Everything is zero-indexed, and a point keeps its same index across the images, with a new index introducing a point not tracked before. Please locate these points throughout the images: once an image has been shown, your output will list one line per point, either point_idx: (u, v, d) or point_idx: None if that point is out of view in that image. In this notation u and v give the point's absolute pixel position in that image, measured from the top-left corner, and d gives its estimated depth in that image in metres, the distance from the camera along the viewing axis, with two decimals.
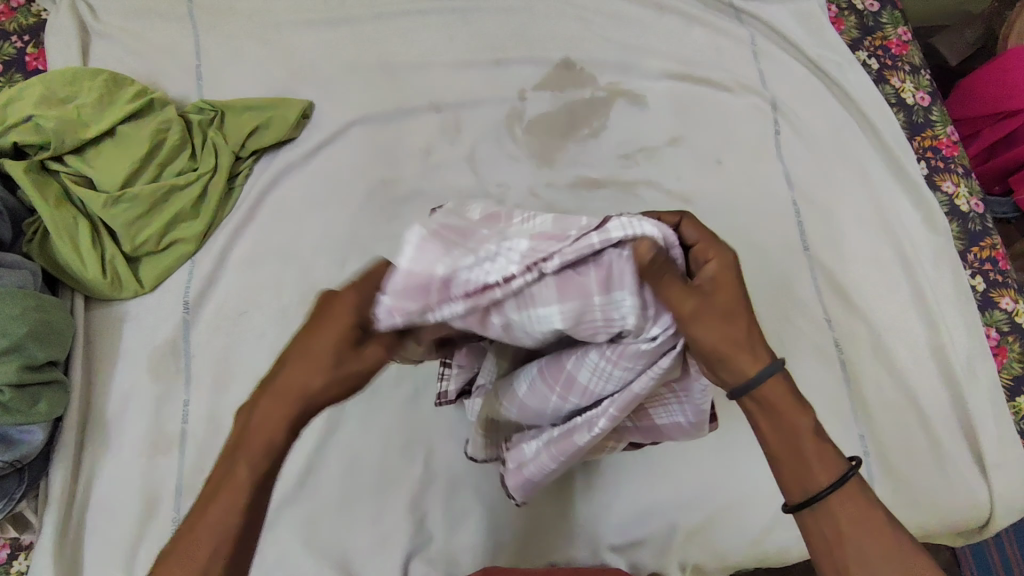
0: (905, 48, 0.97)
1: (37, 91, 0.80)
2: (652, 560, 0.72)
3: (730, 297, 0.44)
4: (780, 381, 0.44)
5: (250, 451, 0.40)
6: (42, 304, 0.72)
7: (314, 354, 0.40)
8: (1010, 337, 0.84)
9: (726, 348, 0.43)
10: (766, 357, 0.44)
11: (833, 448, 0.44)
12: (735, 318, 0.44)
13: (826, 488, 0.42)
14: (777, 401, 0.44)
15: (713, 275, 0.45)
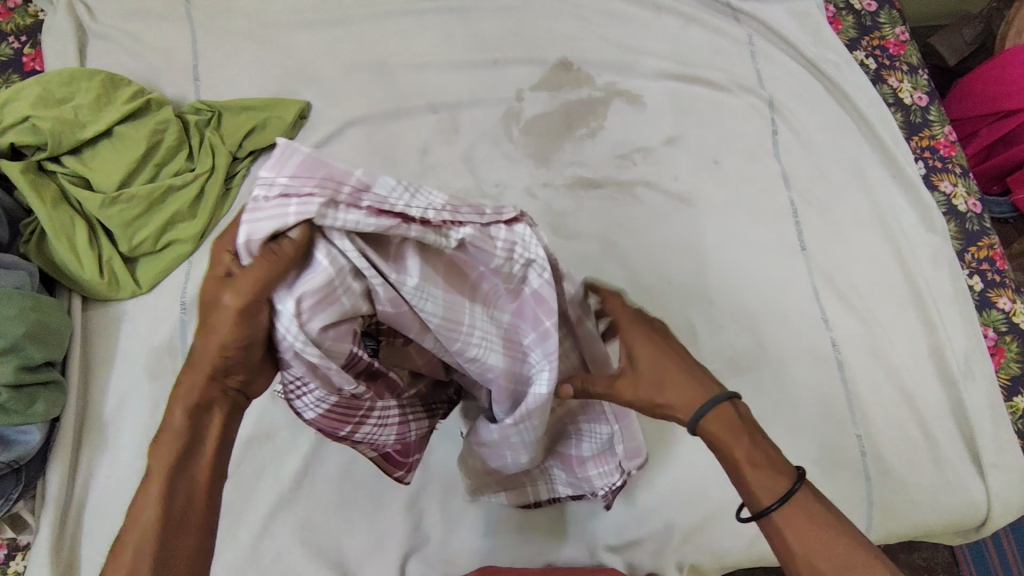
0: (902, 48, 0.97)
1: (35, 92, 0.80)
2: (649, 560, 0.72)
3: (657, 362, 0.51)
4: (719, 416, 0.49)
5: (167, 433, 0.40)
6: (40, 305, 0.72)
7: (216, 326, 0.40)
8: (1007, 337, 0.84)
9: (682, 390, 0.50)
10: (702, 398, 0.50)
11: (777, 468, 0.48)
12: (668, 379, 0.51)
13: (771, 504, 0.47)
14: (721, 433, 0.49)
15: (633, 348, 0.52)
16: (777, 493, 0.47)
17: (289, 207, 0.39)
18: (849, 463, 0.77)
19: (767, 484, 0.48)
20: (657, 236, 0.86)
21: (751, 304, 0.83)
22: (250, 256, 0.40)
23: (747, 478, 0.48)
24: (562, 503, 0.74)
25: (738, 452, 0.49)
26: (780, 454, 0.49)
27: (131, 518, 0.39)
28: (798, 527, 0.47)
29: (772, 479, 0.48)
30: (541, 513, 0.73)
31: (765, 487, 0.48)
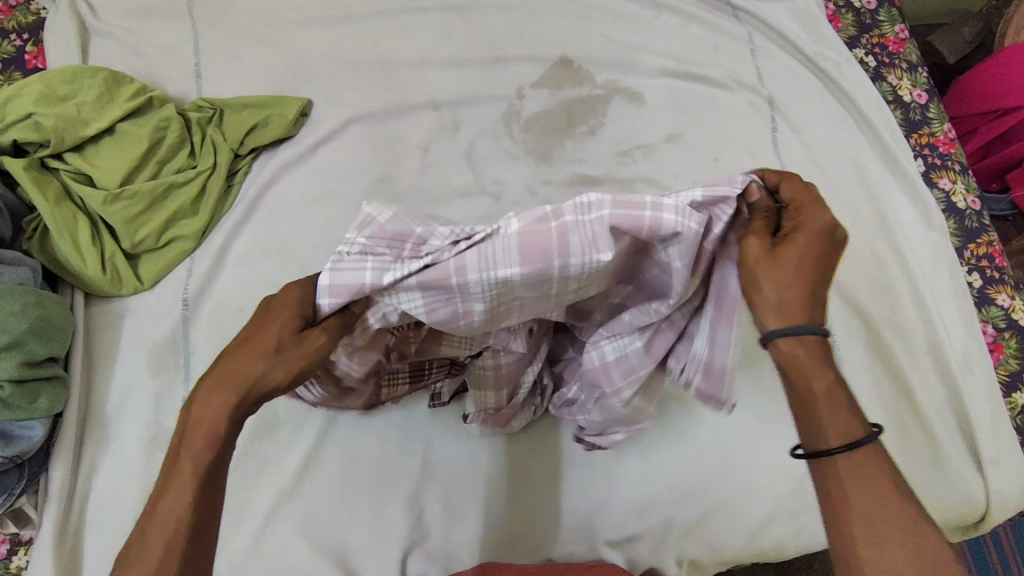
0: (902, 46, 0.97)
1: (37, 89, 0.80)
2: (649, 555, 0.73)
3: (805, 255, 0.48)
4: (812, 343, 0.48)
5: (195, 442, 0.45)
6: (42, 300, 0.73)
7: (258, 341, 0.48)
8: (1006, 334, 0.85)
9: (795, 309, 0.48)
10: (811, 319, 0.48)
11: (851, 412, 0.47)
12: (795, 274, 0.48)
13: (837, 447, 0.46)
14: (802, 362, 0.48)
15: (802, 230, 0.49)
16: (843, 437, 0.46)
17: (364, 263, 0.48)
18: None
19: (838, 425, 0.47)
20: None
21: None
22: (330, 301, 0.49)
23: (818, 409, 0.47)
24: (562, 499, 0.74)
25: (818, 384, 0.47)
26: (856, 406, 0.48)
27: (161, 509, 0.44)
28: (857, 475, 0.46)
29: (843, 422, 0.47)
30: (543, 507, 0.74)
31: (835, 425, 0.47)
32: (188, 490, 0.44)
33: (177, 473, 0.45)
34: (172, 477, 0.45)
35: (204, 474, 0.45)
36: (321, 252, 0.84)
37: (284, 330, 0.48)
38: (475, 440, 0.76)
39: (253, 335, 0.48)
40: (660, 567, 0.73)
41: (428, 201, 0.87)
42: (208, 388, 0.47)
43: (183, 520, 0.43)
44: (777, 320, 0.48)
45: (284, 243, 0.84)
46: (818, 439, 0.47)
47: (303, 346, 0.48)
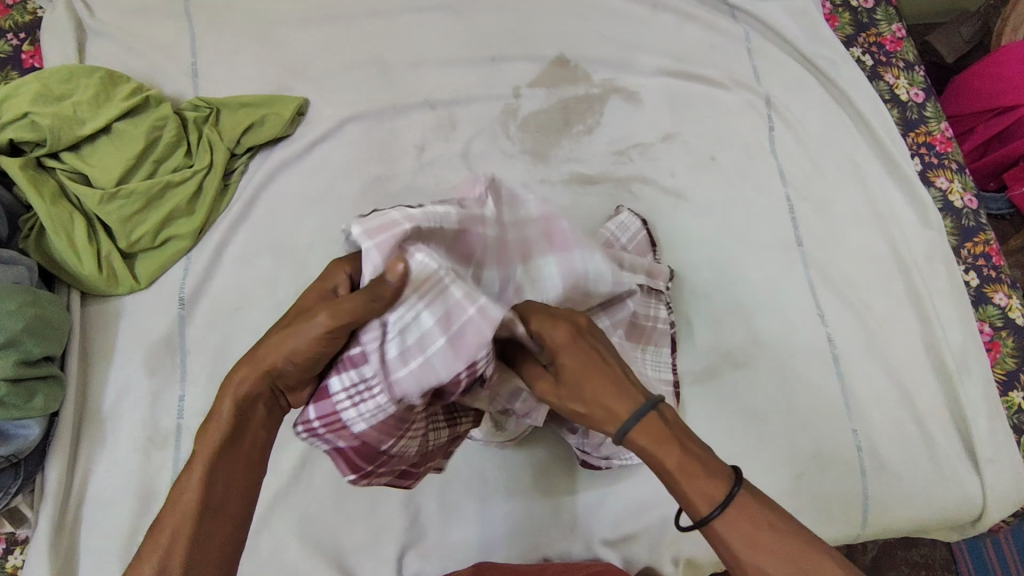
0: (899, 45, 0.97)
1: (34, 88, 0.80)
2: (645, 554, 0.73)
3: (584, 362, 0.47)
4: (647, 426, 0.44)
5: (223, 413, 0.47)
6: (38, 300, 0.73)
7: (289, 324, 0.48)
8: (1003, 333, 0.85)
9: (603, 397, 0.45)
10: (629, 405, 0.45)
11: (711, 470, 0.43)
12: (585, 383, 0.46)
13: (710, 512, 0.42)
14: (652, 445, 0.44)
15: (555, 349, 0.47)
16: (715, 497, 0.42)
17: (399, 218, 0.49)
18: (845, 458, 0.77)
19: (705, 486, 0.43)
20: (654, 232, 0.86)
21: (747, 300, 0.83)
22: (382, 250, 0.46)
23: (682, 484, 0.43)
24: (559, 498, 0.74)
25: (671, 459, 0.43)
26: (714, 454, 0.44)
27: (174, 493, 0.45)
28: (739, 528, 0.42)
29: (711, 481, 0.43)
30: (539, 507, 0.74)
31: (703, 490, 0.43)
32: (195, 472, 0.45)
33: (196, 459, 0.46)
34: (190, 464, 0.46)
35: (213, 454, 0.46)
36: (318, 251, 0.84)
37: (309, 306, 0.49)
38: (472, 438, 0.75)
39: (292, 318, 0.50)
40: (657, 566, 0.73)
41: (424, 200, 0.87)
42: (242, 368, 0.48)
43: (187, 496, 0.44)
44: (612, 426, 0.45)
45: (281, 243, 0.84)
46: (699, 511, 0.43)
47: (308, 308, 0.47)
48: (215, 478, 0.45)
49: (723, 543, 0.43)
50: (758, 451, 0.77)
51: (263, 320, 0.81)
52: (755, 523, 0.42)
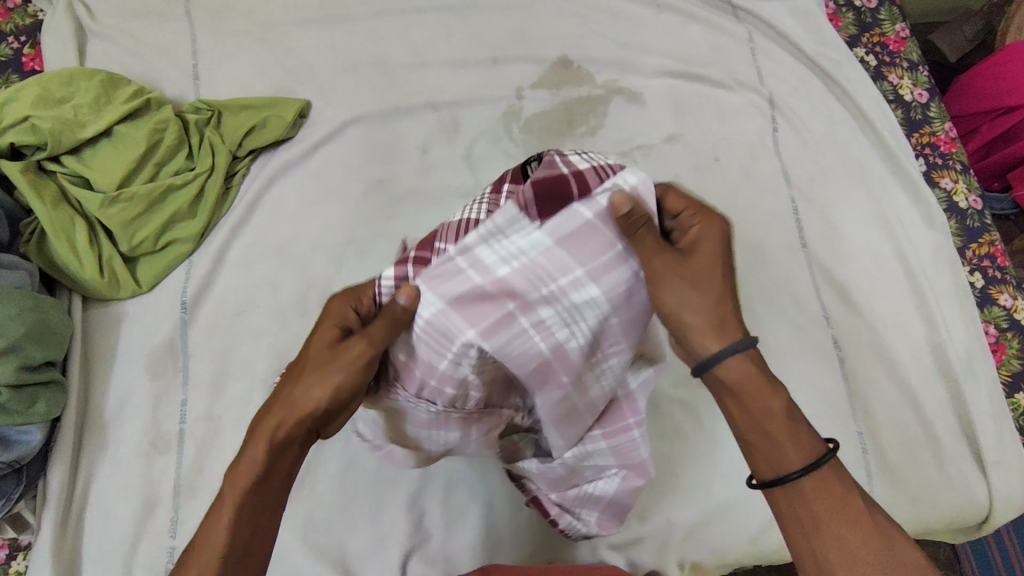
0: (903, 45, 0.97)
1: (35, 91, 0.80)
2: (651, 559, 0.72)
3: (710, 270, 0.52)
4: (747, 363, 0.51)
5: (244, 464, 0.51)
6: (39, 304, 0.72)
7: (308, 361, 0.53)
8: (1009, 333, 0.84)
9: (704, 323, 0.51)
10: (734, 335, 0.51)
11: (810, 436, 0.51)
12: (706, 283, 0.51)
13: (797, 469, 0.50)
14: (748, 386, 0.51)
15: (698, 242, 0.52)
16: (805, 458, 0.50)
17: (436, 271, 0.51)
18: (851, 460, 0.77)
19: (798, 445, 0.50)
20: None
21: (751, 301, 0.83)
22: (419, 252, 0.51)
23: (777, 441, 0.50)
24: None
25: (775, 414, 0.50)
26: (806, 424, 0.51)
27: (211, 523, 0.51)
28: (824, 493, 0.50)
29: (804, 443, 0.50)
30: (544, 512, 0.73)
31: (796, 447, 0.50)
32: (227, 511, 0.51)
33: (228, 489, 0.51)
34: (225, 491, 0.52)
35: (245, 494, 0.51)
36: (320, 254, 0.83)
37: (324, 349, 0.52)
38: None
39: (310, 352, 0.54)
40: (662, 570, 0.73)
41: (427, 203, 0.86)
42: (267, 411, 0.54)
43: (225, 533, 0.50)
44: (716, 340, 0.51)
45: (283, 246, 0.84)
46: (784, 461, 0.50)
47: (331, 373, 0.51)
48: (241, 520, 0.50)
49: (803, 502, 0.50)
50: None
51: (265, 324, 0.80)
52: (840, 491, 0.50)
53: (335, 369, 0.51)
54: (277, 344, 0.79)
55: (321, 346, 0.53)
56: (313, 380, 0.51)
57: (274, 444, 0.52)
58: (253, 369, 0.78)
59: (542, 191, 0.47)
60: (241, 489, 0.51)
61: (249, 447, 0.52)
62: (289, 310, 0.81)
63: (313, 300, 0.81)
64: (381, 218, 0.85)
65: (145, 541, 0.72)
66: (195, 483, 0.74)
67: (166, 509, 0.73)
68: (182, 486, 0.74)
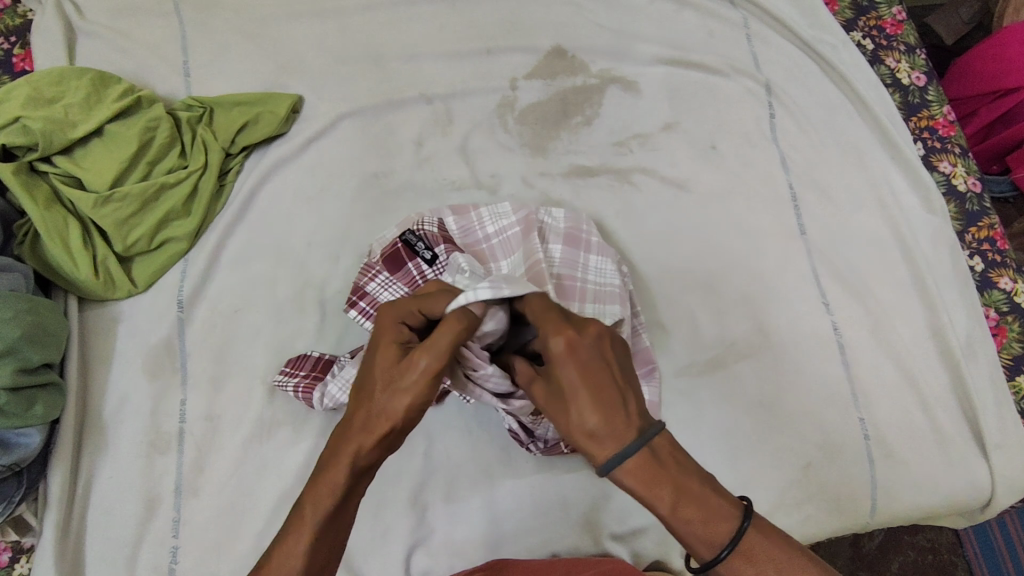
0: (900, 28, 0.96)
1: (24, 92, 0.78)
2: (653, 546, 0.73)
3: (573, 387, 0.48)
4: (628, 470, 0.46)
5: (315, 495, 0.49)
6: (35, 306, 0.71)
7: (372, 385, 0.51)
8: (1009, 317, 0.84)
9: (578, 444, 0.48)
10: (613, 449, 0.46)
11: (706, 522, 0.46)
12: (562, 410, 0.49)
13: (716, 556, 0.46)
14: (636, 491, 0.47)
15: (552, 360, 0.49)
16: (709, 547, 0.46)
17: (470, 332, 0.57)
18: (851, 447, 0.76)
19: (702, 526, 0.46)
20: (656, 223, 0.85)
21: (751, 290, 0.82)
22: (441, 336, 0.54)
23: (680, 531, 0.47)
24: (566, 492, 0.74)
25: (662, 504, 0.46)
26: (703, 499, 0.46)
27: (282, 550, 0.49)
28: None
29: (708, 523, 0.46)
30: (547, 504, 0.73)
31: (701, 533, 0.46)
32: (303, 541, 0.49)
33: (298, 513, 0.50)
34: (298, 516, 0.50)
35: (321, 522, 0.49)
36: (317, 249, 0.83)
37: (385, 363, 0.51)
38: (476, 436, 0.75)
39: (362, 371, 0.53)
40: (665, 560, 0.73)
41: (422, 196, 0.86)
42: (340, 438, 0.51)
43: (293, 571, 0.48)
44: (597, 457, 0.47)
45: (278, 243, 0.83)
46: (696, 551, 0.47)
47: (406, 378, 0.49)
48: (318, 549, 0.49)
49: None
50: (763, 443, 0.76)
51: (261, 321, 0.80)
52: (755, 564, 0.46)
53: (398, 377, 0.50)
54: (275, 341, 0.79)
55: (381, 357, 0.51)
56: (385, 401, 0.50)
57: (353, 470, 0.49)
58: (252, 365, 0.78)
59: (391, 261, 0.72)
60: (317, 517, 0.49)
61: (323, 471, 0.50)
62: (286, 307, 0.81)
63: (309, 297, 0.81)
64: (377, 212, 0.85)
65: (147, 540, 0.72)
66: (197, 481, 0.74)
67: (168, 509, 0.73)
68: (184, 486, 0.74)
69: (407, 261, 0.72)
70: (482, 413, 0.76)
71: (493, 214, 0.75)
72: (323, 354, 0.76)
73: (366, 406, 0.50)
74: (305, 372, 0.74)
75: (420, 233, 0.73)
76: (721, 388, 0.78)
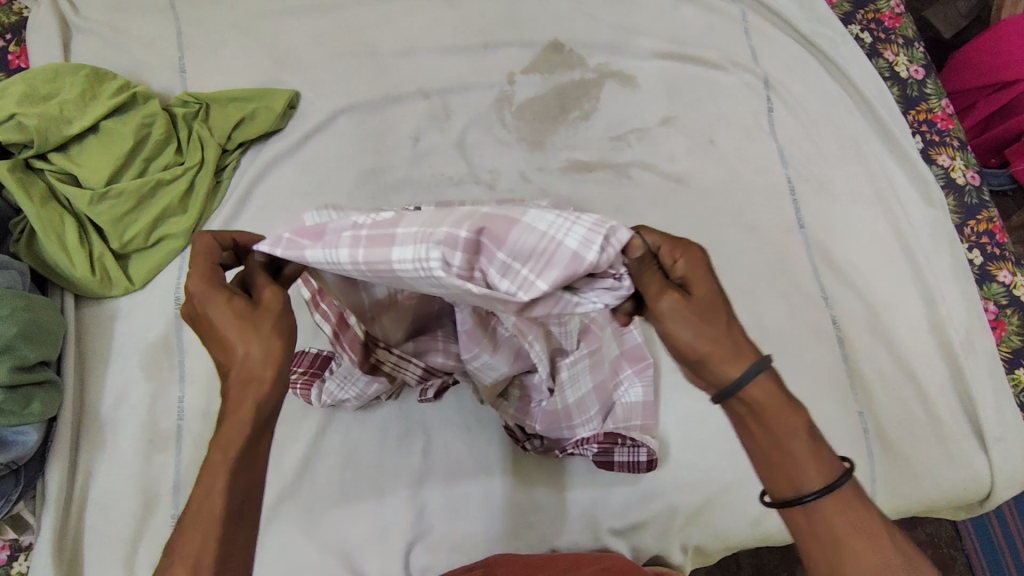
0: (898, 21, 0.96)
1: (19, 89, 0.77)
2: (652, 541, 0.73)
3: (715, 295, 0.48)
4: (766, 385, 0.46)
5: (220, 442, 0.45)
6: (30, 303, 0.71)
7: (231, 333, 0.47)
8: (1008, 310, 0.84)
9: (707, 355, 0.47)
10: (750, 359, 0.46)
11: (829, 455, 0.46)
12: (708, 317, 0.47)
13: (820, 489, 0.44)
14: (767, 402, 0.46)
15: (692, 269, 0.48)
16: (826, 477, 0.44)
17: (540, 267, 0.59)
18: (851, 441, 0.76)
19: (823, 464, 0.45)
20: (654, 218, 0.85)
21: (749, 284, 0.82)
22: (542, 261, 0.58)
23: (799, 453, 0.45)
24: (565, 488, 0.74)
25: (803, 426, 0.46)
26: (828, 441, 0.46)
27: (196, 503, 0.44)
28: (848, 513, 0.44)
29: (828, 461, 0.45)
30: (547, 499, 0.73)
31: (819, 467, 0.45)
32: (217, 481, 0.44)
33: (208, 458, 0.45)
34: (208, 464, 0.45)
35: (234, 459, 0.45)
36: None
37: (234, 308, 0.47)
38: (475, 433, 0.75)
39: (212, 336, 0.48)
40: (665, 554, 0.73)
41: (419, 192, 0.86)
42: (229, 392, 0.46)
43: (220, 507, 0.43)
44: (732, 368, 0.46)
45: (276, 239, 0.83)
46: (804, 482, 0.45)
47: (263, 310, 0.47)
48: (238, 485, 0.44)
49: (824, 520, 0.44)
50: None
51: None
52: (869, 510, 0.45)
53: (267, 315, 0.47)
54: None
55: (225, 309, 0.48)
56: (250, 331, 0.47)
57: (254, 404, 0.46)
58: None
59: None
60: (228, 458, 0.44)
61: (224, 418, 0.46)
62: None
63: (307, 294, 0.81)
64: (374, 208, 0.85)
65: (145, 537, 0.71)
66: (195, 479, 0.74)
67: (166, 506, 0.73)
68: (182, 483, 0.73)
69: None
70: (481, 409, 0.76)
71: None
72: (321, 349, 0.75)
73: (231, 349, 0.47)
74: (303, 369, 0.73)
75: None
76: None
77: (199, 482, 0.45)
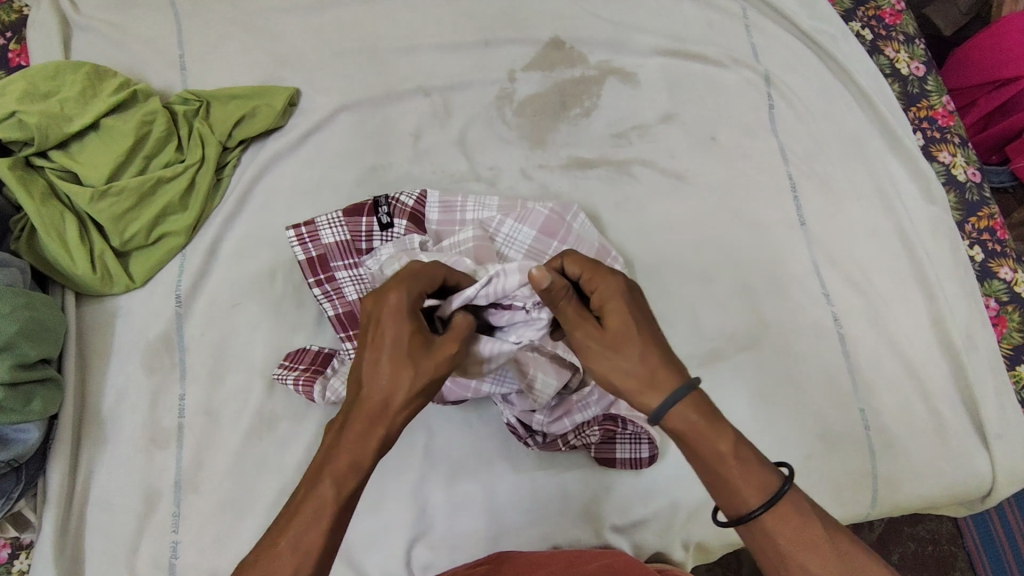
0: (899, 18, 0.96)
1: (20, 86, 0.77)
2: (654, 538, 0.73)
3: (628, 323, 0.52)
4: (685, 408, 0.50)
5: (334, 473, 0.49)
6: (31, 301, 0.71)
7: (393, 366, 0.50)
8: (1009, 307, 0.84)
9: (629, 385, 0.51)
10: (670, 384, 0.50)
11: (760, 468, 0.50)
12: (624, 343, 0.51)
13: (759, 506, 0.49)
14: (686, 428, 0.50)
15: (606, 300, 0.53)
16: (760, 493, 0.49)
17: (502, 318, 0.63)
18: (852, 437, 0.76)
19: (756, 480, 0.49)
20: (656, 215, 0.85)
21: (751, 281, 0.82)
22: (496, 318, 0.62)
23: (729, 472, 0.50)
24: (567, 485, 0.73)
25: (723, 445, 0.49)
26: (760, 457, 0.50)
27: (297, 525, 0.48)
28: (788, 526, 0.49)
29: (760, 477, 0.50)
30: (549, 496, 0.73)
31: (752, 485, 0.49)
32: (327, 512, 0.48)
33: (318, 490, 0.49)
34: (317, 495, 0.49)
35: (346, 496, 0.49)
36: None
37: (415, 339, 0.51)
38: (476, 430, 0.75)
39: (376, 350, 0.51)
40: (666, 551, 0.73)
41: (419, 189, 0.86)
42: (364, 419, 0.50)
43: (321, 537, 0.48)
44: (654, 396, 0.50)
45: (276, 236, 0.83)
46: (740, 502, 0.50)
47: (435, 364, 0.51)
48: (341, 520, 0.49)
49: (765, 534, 0.50)
50: (765, 434, 0.76)
51: (260, 316, 0.80)
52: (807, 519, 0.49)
53: (434, 361, 0.51)
54: (273, 336, 0.79)
55: (406, 333, 0.51)
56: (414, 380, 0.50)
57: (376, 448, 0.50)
58: (251, 359, 0.78)
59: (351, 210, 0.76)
60: (338, 496, 0.49)
61: (345, 447, 0.50)
62: (285, 301, 0.80)
63: (308, 291, 0.81)
64: None
65: (147, 534, 0.71)
66: (196, 476, 0.74)
67: (167, 504, 0.73)
68: (183, 480, 0.73)
69: (364, 215, 0.76)
70: (482, 406, 0.76)
71: (509, 238, 0.74)
72: (322, 348, 0.77)
73: (389, 384, 0.50)
74: (305, 366, 0.74)
75: (384, 238, 0.76)
76: (720, 380, 0.78)
77: (303, 502, 0.49)
